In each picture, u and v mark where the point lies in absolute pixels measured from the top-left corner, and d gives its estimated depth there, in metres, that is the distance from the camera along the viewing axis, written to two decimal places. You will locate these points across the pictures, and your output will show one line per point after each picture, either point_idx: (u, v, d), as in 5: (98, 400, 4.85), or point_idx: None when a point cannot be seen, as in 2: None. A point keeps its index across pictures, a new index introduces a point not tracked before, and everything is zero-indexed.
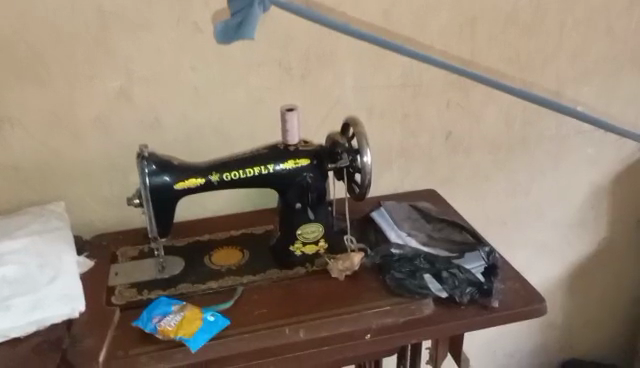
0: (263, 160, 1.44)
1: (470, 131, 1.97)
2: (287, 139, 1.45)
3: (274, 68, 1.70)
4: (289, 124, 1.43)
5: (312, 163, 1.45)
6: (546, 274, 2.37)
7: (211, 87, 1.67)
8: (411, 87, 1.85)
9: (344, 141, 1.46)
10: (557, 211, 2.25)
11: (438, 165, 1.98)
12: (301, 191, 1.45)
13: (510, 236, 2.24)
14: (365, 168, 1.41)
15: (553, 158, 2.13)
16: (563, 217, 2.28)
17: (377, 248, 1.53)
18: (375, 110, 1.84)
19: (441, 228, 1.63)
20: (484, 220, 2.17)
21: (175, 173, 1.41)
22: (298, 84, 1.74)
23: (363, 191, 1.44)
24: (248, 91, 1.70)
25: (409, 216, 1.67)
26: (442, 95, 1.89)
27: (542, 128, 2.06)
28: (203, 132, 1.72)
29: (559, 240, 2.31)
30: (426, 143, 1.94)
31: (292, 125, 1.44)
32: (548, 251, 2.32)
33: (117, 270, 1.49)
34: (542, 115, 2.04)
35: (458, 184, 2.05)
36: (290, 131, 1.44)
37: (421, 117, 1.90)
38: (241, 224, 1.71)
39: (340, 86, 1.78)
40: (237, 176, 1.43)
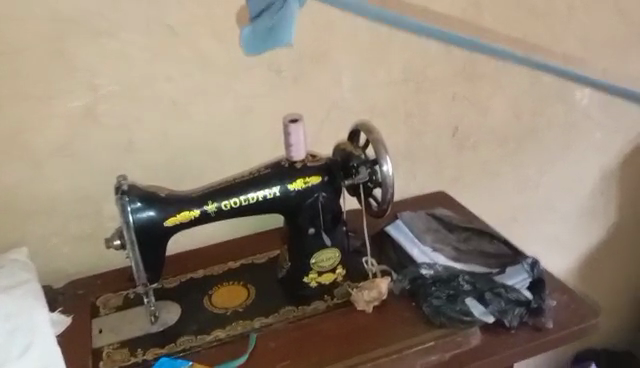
0: (267, 182, 1.22)
1: (479, 124, 1.80)
2: (291, 154, 1.24)
3: (263, 71, 1.48)
4: (293, 137, 1.23)
5: (324, 180, 1.24)
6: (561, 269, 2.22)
7: (192, 98, 1.44)
8: (413, 82, 1.66)
9: (359, 151, 1.26)
10: (569, 202, 2.10)
11: (446, 165, 1.80)
12: (313, 214, 1.25)
13: (524, 231, 2.06)
14: (387, 181, 1.22)
15: (564, 146, 1.97)
16: (577, 208, 2.12)
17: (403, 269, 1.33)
18: (376, 110, 1.64)
19: (467, 238, 1.44)
20: (497, 217, 1.98)
21: (164, 206, 1.18)
22: (290, 88, 1.52)
23: (384, 206, 1.25)
24: (235, 99, 1.48)
25: (428, 227, 1.48)
26: (448, 88, 1.71)
27: (551, 115, 1.90)
28: (186, 151, 1.48)
29: (571, 232, 2.16)
30: (432, 142, 1.75)
31: (297, 138, 1.23)
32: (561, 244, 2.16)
33: (101, 327, 1.26)
34: (551, 101, 1.88)
35: (470, 182, 1.87)
36: (295, 146, 1.23)
37: (426, 113, 1.71)
38: (239, 254, 1.47)
39: (337, 87, 1.57)
40: (238, 204, 1.22)
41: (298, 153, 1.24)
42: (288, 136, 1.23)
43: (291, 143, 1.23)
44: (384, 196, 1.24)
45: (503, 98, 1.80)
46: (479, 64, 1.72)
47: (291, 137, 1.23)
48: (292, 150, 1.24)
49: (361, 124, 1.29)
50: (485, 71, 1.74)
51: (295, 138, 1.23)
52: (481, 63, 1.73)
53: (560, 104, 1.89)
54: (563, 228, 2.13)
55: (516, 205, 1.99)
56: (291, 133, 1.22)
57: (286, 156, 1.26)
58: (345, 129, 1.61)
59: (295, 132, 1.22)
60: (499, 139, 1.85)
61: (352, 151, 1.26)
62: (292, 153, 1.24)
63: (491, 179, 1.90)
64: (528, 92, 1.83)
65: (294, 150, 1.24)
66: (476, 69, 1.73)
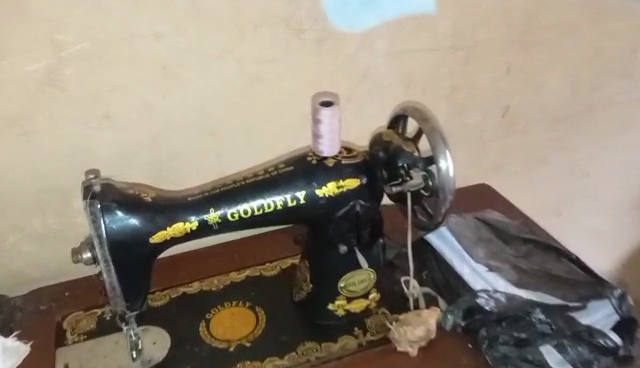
0: (289, 185, 0.92)
1: (534, 106, 1.46)
2: (322, 147, 0.93)
3: (278, 30, 1.15)
4: (325, 124, 0.92)
5: (363, 182, 0.94)
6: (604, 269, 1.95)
7: (187, 63, 1.12)
8: (462, 51, 1.31)
9: (409, 144, 0.94)
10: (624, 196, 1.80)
11: (491, 151, 1.49)
12: (346, 227, 0.95)
13: (567, 222, 1.75)
14: (446, 186, 0.90)
15: None
16: (635, 201, 1.78)
17: (454, 296, 1.07)
18: (415, 84, 1.30)
19: (528, 255, 1.17)
20: (540, 208, 1.67)
21: (150, 215, 0.87)
22: (311, 54, 1.19)
23: (438, 219, 0.95)
24: (241, 66, 1.15)
25: (479, 237, 1.19)
26: (501, 59, 1.36)
27: None
28: (177, 130, 1.17)
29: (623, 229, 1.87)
30: (478, 123, 1.43)
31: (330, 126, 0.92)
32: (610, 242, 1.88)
33: (67, 362, 0.98)
34: None
35: (514, 172, 1.56)
36: (327, 137, 0.93)
37: (474, 90, 1.38)
38: (242, 260, 1.17)
39: (369, 53, 1.23)
40: (249, 212, 0.91)
41: (330, 147, 0.94)
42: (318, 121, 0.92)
43: (321, 132, 0.92)
44: (442, 206, 0.93)
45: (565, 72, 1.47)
46: (540, 28, 1.35)
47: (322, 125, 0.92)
48: (323, 142, 0.93)
49: (411, 107, 0.97)
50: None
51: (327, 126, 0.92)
52: (541, 28, 1.35)
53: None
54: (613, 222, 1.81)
55: (561, 192, 1.67)
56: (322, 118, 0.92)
57: (313, 149, 0.96)
58: (376, 106, 1.29)
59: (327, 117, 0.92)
60: (551, 122, 1.51)
61: (399, 145, 0.94)
62: (321, 146, 0.93)
63: (538, 167, 1.58)
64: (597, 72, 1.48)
65: (324, 143, 0.93)
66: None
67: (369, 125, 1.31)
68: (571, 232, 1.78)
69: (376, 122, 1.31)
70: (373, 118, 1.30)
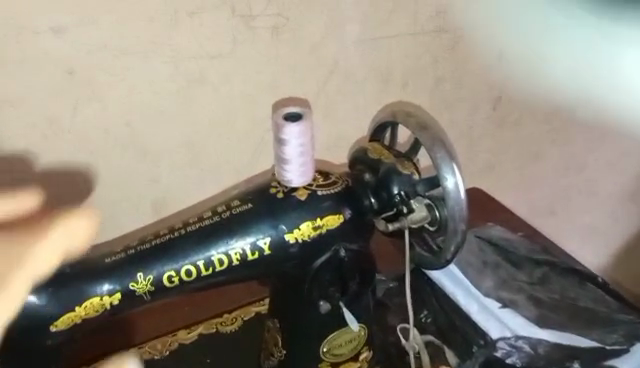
0: (247, 230, 0.68)
1: (528, 95, 1.24)
2: (290, 174, 0.69)
3: (220, 18, 0.87)
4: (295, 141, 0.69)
5: (346, 218, 0.70)
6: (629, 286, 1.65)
7: (102, 65, 0.84)
8: (449, 34, 1.08)
9: (406, 163, 0.72)
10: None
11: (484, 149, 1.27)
12: (328, 279, 0.71)
13: (565, 222, 1.52)
14: (458, 213, 0.70)
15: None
16: None
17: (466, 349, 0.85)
18: (395, 76, 1.04)
19: (544, 281, 0.95)
20: (539, 208, 1.45)
21: (51, 292, 0.63)
22: (266, 46, 0.91)
23: (450, 255, 0.73)
24: (175, 66, 0.87)
25: (484, 262, 0.97)
26: (495, 40, 1.13)
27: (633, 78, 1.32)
28: (97, 152, 0.89)
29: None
30: (470, 119, 1.21)
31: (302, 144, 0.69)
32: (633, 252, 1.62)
33: None
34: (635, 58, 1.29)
35: (507, 170, 1.34)
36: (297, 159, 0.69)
37: (464, 79, 1.14)
38: (194, 315, 0.91)
39: (338, 42, 0.96)
40: (195, 274, 0.67)
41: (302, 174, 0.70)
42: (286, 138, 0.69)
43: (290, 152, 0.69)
44: (453, 240, 0.72)
45: (570, 53, 1.21)
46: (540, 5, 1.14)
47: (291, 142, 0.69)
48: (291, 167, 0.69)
49: (401, 113, 0.76)
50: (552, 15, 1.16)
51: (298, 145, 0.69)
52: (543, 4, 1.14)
53: None
54: (622, 222, 1.56)
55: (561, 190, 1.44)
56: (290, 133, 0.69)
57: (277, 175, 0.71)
58: (351, 106, 1.03)
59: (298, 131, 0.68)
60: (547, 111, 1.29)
61: (394, 165, 0.72)
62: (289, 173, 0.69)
63: (533, 164, 1.35)
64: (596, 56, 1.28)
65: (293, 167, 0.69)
66: (538, 10, 1.14)
67: (342, 133, 1.05)
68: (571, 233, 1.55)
69: (350, 128, 1.05)
70: (347, 122, 1.04)
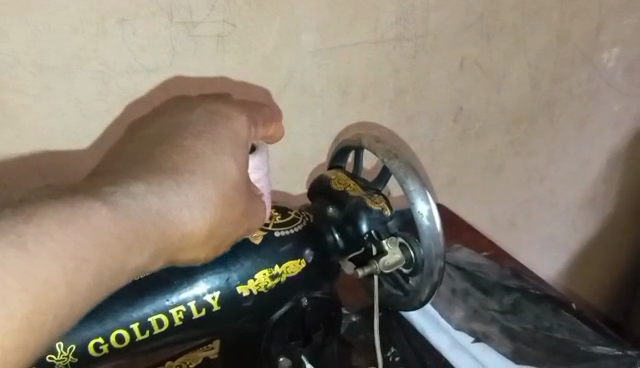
0: (191, 285, 0.60)
1: (493, 109, 1.09)
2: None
3: (159, 25, 0.75)
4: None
5: (308, 262, 0.63)
6: (612, 301, 1.58)
7: (16, 82, 0.71)
8: (411, 42, 0.94)
9: (373, 193, 0.67)
10: (627, 213, 1.44)
11: (463, 171, 1.13)
12: (287, 333, 0.66)
13: (531, 246, 1.36)
14: (434, 250, 0.64)
15: (624, 135, 1.29)
16: (633, 216, 1.45)
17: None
18: (353, 91, 0.93)
19: (516, 309, 0.89)
20: (502, 225, 1.28)
21: None
22: (211, 57, 0.80)
23: (423, 297, 0.67)
24: (105, 80, 0.75)
25: (453, 291, 0.90)
26: (458, 51, 0.99)
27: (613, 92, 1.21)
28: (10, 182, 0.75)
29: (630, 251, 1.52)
30: (444, 138, 1.07)
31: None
32: (615, 270, 1.53)
33: None
34: (615, 71, 1.18)
35: (468, 189, 1.17)
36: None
37: (424, 92, 1.00)
38: None
39: (288, 53, 0.85)
40: (128, 339, 0.58)
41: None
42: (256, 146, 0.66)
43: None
44: (428, 281, 0.65)
45: (548, 66, 1.10)
46: (504, 11, 0.99)
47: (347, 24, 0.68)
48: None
49: (368, 139, 0.70)
50: (529, 26, 1.03)
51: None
52: (508, 9, 0.99)
53: (621, 78, 1.20)
54: (588, 243, 1.43)
55: (526, 211, 1.28)
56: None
57: None
58: (307, 122, 0.92)
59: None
60: (512, 126, 1.13)
61: (361, 199, 0.66)
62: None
63: (492, 181, 1.19)
64: (579, 64, 1.13)
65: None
66: (512, 20, 1.01)
67: (298, 152, 0.94)
68: (540, 260, 1.39)
69: (307, 146, 0.95)
70: (302, 141, 0.94)
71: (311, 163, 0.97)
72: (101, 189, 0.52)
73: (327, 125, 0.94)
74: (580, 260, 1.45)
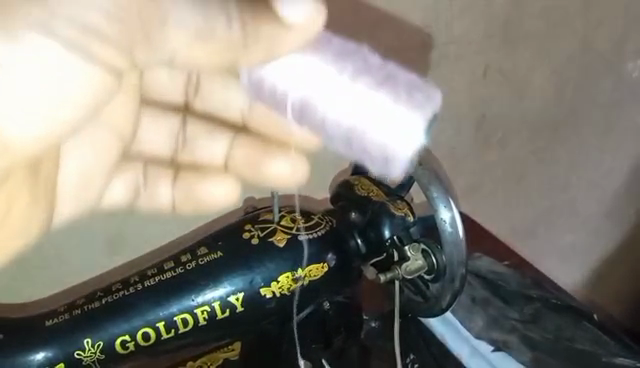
0: (214, 287, 0.62)
1: (514, 117, 1.08)
2: (303, 109, 0.59)
3: None
4: (400, 78, 0.60)
5: (331, 266, 0.65)
6: None
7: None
8: (434, 49, 0.94)
9: (396, 199, 0.67)
10: None
11: (482, 179, 1.13)
12: (310, 336, 0.69)
13: (551, 256, 1.34)
14: (456, 257, 0.65)
15: None
16: None
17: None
18: None
19: (535, 319, 0.88)
20: (522, 234, 1.27)
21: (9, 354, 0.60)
22: None
23: (445, 303, 0.68)
24: None
25: (473, 299, 0.89)
26: (480, 60, 0.99)
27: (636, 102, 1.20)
28: None
29: None
30: (465, 146, 1.07)
31: (383, 74, 0.59)
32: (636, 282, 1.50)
33: None
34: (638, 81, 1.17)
35: (488, 197, 1.16)
36: (337, 65, 0.57)
37: (445, 99, 1.00)
38: None
39: None
40: (153, 337, 0.61)
41: (373, 73, 0.58)
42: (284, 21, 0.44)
43: (268, 88, 0.58)
44: (450, 287, 0.67)
45: (571, 75, 1.09)
46: (526, 19, 0.99)
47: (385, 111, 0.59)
48: (395, 102, 0.59)
49: None
50: (553, 35, 1.03)
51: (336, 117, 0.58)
52: (531, 18, 0.99)
53: None
54: (609, 255, 1.41)
55: (547, 221, 1.28)
56: (362, 84, 0.58)
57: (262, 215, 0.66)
58: None
59: (360, 54, 0.59)
60: (534, 134, 1.12)
61: (384, 205, 0.66)
62: (345, 129, 0.59)
63: (512, 189, 1.18)
64: (602, 73, 1.12)
65: (343, 124, 0.59)
66: (536, 29, 1.01)
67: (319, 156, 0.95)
68: (560, 270, 1.38)
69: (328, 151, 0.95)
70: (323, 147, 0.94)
71: (331, 170, 0.97)
72: None
73: None
74: (602, 274, 1.43)
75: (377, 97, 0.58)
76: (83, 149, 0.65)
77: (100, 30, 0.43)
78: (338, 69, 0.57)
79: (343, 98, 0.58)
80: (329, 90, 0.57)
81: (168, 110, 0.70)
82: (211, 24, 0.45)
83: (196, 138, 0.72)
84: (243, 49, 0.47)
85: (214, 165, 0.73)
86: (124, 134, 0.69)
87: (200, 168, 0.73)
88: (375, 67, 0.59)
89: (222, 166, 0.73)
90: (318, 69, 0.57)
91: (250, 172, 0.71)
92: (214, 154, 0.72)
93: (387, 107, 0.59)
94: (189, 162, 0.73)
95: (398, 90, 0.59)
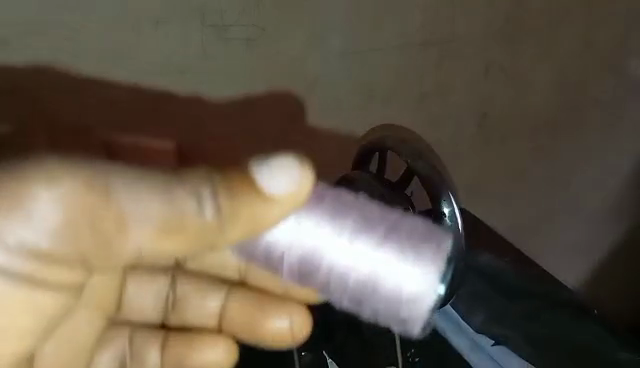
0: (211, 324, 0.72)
1: (516, 114, 1.09)
2: (303, 262, 0.51)
3: (191, 30, 0.78)
4: (415, 225, 0.53)
5: None
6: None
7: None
8: (436, 47, 0.95)
9: (398, 194, 0.71)
10: None
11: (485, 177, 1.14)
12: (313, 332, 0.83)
13: (554, 253, 1.35)
14: (456, 249, 0.66)
15: None
16: None
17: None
18: (376, 94, 0.94)
19: (538, 314, 0.89)
20: (524, 231, 1.28)
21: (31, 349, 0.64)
22: (238, 58, 0.83)
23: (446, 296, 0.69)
24: (137, 82, 0.79)
25: (473, 294, 0.91)
26: (482, 58, 0.99)
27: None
28: None
29: None
30: (467, 143, 1.08)
31: (396, 223, 0.52)
32: None
33: None
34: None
35: (490, 194, 1.17)
36: (334, 222, 0.51)
37: (447, 98, 1.01)
38: None
39: (316, 56, 0.87)
40: None
41: (375, 227, 0.51)
42: (269, 196, 0.46)
43: (264, 252, 0.53)
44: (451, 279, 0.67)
45: (572, 73, 1.10)
46: (528, 18, 1.00)
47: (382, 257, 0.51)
48: (409, 262, 0.51)
49: (394, 141, 0.74)
50: (554, 34, 1.04)
51: (346, 273, 0.51)
52: (532, 17, 1.00)
53: None
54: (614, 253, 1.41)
55: (549, 218, 1.28)
56: (360, 231, 0.51)
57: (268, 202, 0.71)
58: (331, 124, 0.94)
59: (358, 204, 0.52)
60: (537, 131, 1.13)
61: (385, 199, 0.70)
62: (360, 278, 0.51)
63: (515, 186, 1.19)
64: (604, 71, 1.13)
65: (357, 271, 0.51)
66: (538, 27, 1.01)
67: (321, 153, 0.96)
68: (562, 267, 1.38)
69: (332, 147, 0.96)
70: (325, 143, 0.95)
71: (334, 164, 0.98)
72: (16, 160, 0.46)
73: (352, 127, 0.95)
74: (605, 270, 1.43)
75: (382, 254, 0.51)
76: (75, 342, 0.63)
77: (61, 245, 0.46)
78: (356, 236, 0.51)
79: (344, 253, 0.51)
80: (327, 246, 0.51)
81: (157, 271, 0.71)
82: (179, 205, 0.46)
83: (188, 293, 0.72)
84: (222, 232, 0.47)
85: (205, 327, 0.72)
86: (111, 306, 0.68)
87: (193, 329, 0.72)
88: (377, 217, 0.52)
89: (216, 327, 0.72)
90: (317, 229, 0.51)
91: (249, 331, 0.70)
92: (210, 311, 0.72)
93: (395, 263, 0.51)
94: (179, 322, 0.73)
95: (408, 249, 0.51)
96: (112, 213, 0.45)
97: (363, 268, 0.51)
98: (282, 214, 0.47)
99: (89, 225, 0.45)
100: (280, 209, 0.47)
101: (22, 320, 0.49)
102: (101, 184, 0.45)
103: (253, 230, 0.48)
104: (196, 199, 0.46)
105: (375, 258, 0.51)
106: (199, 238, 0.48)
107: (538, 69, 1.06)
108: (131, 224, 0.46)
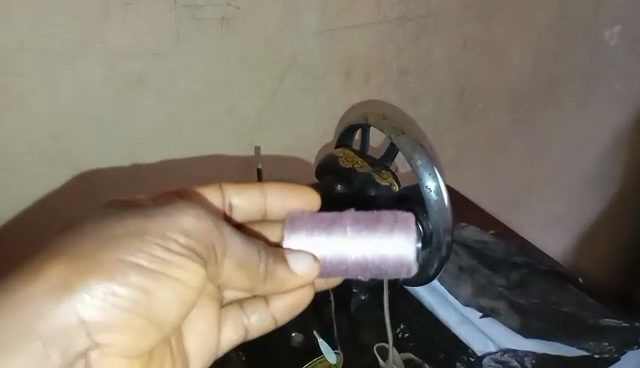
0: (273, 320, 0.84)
1: (496, 89, 1.08)
2: (327, 271, 0.65)
3: (161, 10, 0.76)
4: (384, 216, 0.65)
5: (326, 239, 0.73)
6: (622, 284, 1.56)
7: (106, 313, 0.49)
8: (413, 22, 0.94)
9: (381, 171, 0.74)
10: (631, 195, 1.42)
11: (466, 151, 1.13)
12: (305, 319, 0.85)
13: (536, 225, 1.35)
14: (442, 224, 0.67)
15: (625, 115, 1.28)
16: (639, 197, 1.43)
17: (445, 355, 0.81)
18: (354, 71, 0.93)
19: (523, 285, 0.89)
20: (504, 204, 1.27)
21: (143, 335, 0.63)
22: (212, 39, 0.81)
23: (431, 273, 0.69)
24: (108, 66, 0.77)
25: (460, 268, 0.91)
26: (458, 32, 0.99)
27: (614, 72, 1.21)
28: (30, 155, 0.79)
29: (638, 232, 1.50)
30: (447, 118, 1.07)
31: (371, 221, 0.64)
32: (622, 252, 1.51)
33: None
34: (614, 51, 1.18)
35: (472, 169, 1.16)
36: (331, 235, 0.64)
37: (426, 74, 0.99)
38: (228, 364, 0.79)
39: (291, 34, 0.85)
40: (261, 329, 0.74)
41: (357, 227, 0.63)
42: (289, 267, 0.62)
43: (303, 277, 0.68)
44: (437, 256, 0.68)
45: (548, 45, 1.10)
46: None
47: (364, 243, 0.63)
48: (379, 237, 0.63)
49: (374, 117, 0.75)
50: (529, 6, 1.03)
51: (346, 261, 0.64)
52: None
53: (621, 57, 1.20)
54: (593, 223, 1.42)
55: (529, 191, 1.28)
56: (352, 237, 0.63)
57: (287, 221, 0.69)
58: (310, 104, 0.92)
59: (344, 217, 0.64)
60: (515, 105, 1.13)
61: (370, 177, 0.73)
62: (361, 264, 0.64)
63: (496, 160, 1.18)
64: (578, 44, 1.13)
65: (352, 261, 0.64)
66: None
67: (300, 133, 0.94)
68: (546, 238, 1.39)
69: (311, 128, 0.94)
70: (306, 123, 0.94)
71: (316, 143, 0.96)
72: (163, 207, 0.54)
73: (332, 106, 0.94)
74: (585, 240, 1.44)
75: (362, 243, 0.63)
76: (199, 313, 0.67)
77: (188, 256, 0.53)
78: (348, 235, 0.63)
79: (347, 249, 0.63)
80: (332, 251, 0.64)
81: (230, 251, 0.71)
82: (250, 254, 0.59)
83: None
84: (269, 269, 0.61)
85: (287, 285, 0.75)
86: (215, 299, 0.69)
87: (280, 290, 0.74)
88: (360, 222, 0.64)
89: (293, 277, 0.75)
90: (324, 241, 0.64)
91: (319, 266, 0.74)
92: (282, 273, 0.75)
93: (378, 240, 0.63)
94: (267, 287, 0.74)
95: (372, 229, 0.63)
96: (220, 246, 0.56)
97: (353, 252, 0.63)
98: (299, 283, 0.63)
99: (207, 247, 0.55)
100: (298, 280, 0.63)
101: (170, 310, 0.54)
102: (220, 226, 0.56)
103: (280, 289, 0.63)
104: (258, 252, 0.60)
105: (359, 246, 0.63)
106: (259, 281, 0.60)
107: (515, 42, 1.05)
108: (227, 257, 0.57)
